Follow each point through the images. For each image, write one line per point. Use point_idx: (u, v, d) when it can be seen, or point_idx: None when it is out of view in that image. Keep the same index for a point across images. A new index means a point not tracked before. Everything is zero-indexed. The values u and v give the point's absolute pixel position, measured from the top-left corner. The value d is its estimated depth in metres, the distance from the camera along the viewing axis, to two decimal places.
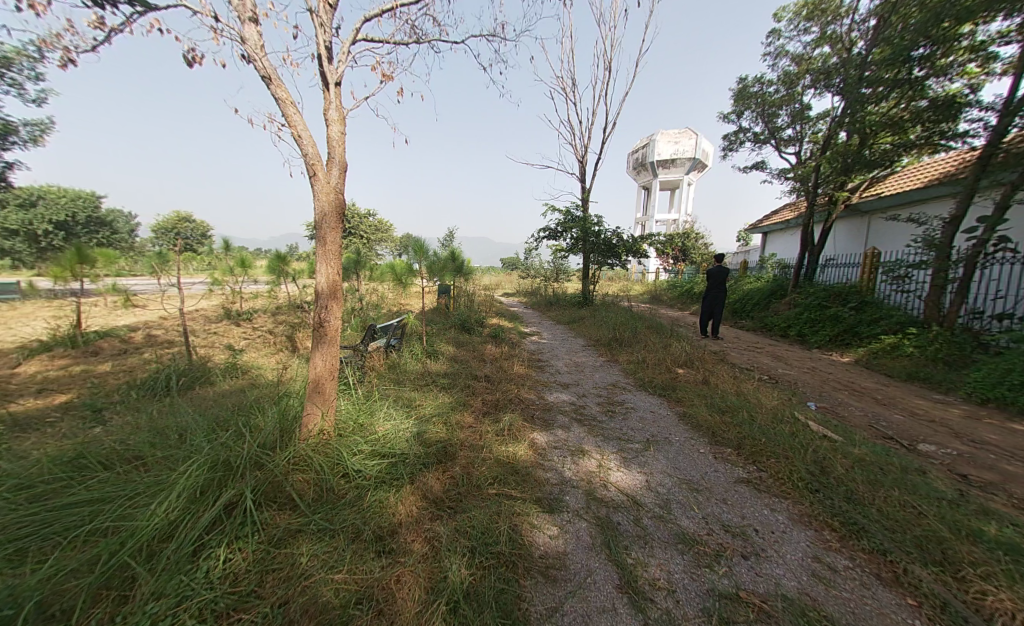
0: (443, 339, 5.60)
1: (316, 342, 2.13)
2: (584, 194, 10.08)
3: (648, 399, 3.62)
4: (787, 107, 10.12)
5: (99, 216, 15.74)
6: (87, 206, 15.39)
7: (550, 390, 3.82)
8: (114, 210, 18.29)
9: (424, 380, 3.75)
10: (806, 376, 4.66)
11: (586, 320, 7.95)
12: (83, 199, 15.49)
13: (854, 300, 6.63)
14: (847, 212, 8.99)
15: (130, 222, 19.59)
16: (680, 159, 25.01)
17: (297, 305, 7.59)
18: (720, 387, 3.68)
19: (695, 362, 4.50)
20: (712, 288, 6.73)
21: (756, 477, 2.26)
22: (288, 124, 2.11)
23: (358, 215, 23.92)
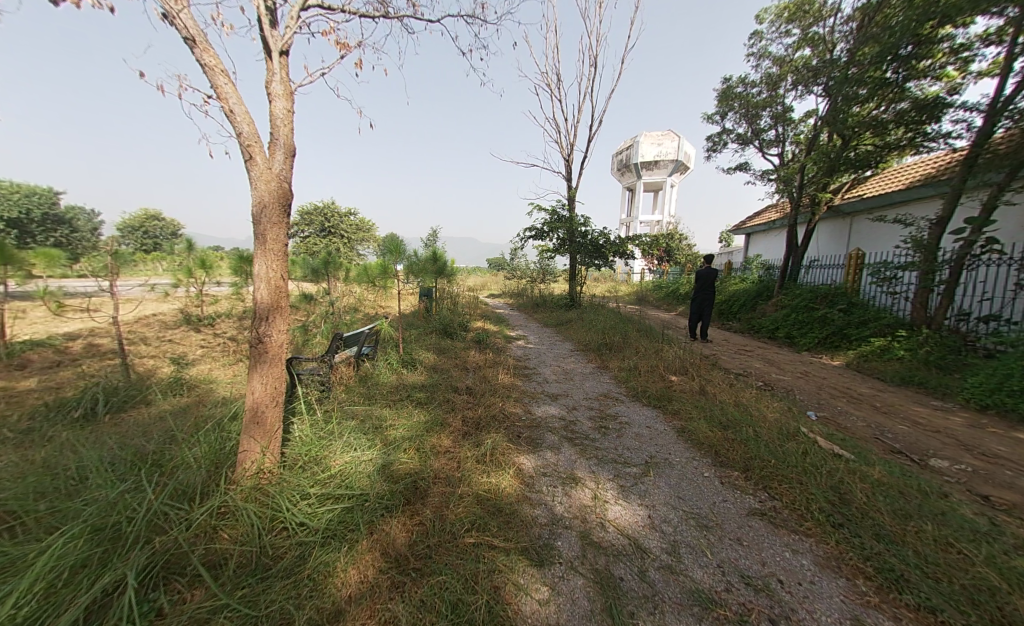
0: (423, 346, 5.22)
1: (253, 360, 1.76)
2: (571, 194, 9.83)
3: (643, 411, 3.35)
4: (770, 109, 10.14)
5: (56, 213, 14.63)
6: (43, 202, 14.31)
7: (537, 403, 3.50)
8: (74, 208, 17.12)
9: (397, 395, 3.37)
10: (802, 381, 4.49)
11: (573, 323, 7.68)
12: (37, 194, 14.37)
13: (841, 301, 6.57)
14: (830, 213, 9.02)
15: (91, 219, 18.35)
16: (664, 161, 25.18)
17: None
18: (718, 398, 3.44)
19: (688, 369, 4.26)
20: (700, 290, 6.55)
21: (771, 510, 1.99)
22: (218, 98, 1.75)
23: (338, 214, 23.14)
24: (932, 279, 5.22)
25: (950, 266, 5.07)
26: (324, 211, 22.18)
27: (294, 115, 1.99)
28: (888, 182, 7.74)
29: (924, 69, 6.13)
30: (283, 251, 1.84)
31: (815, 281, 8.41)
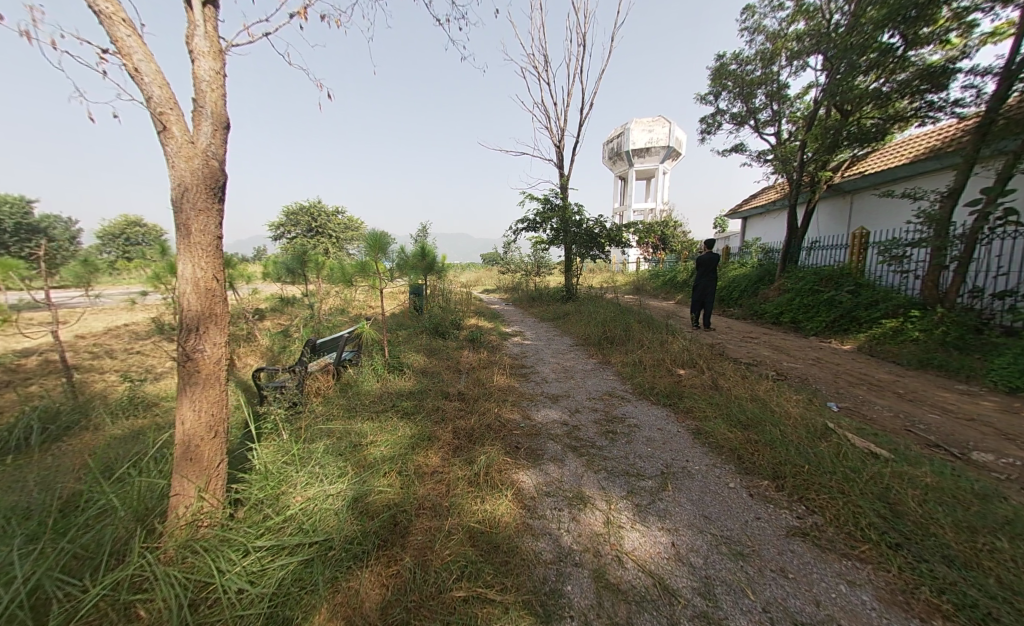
0: (412, 348, 4.89)
1: (179, 381, 1.43)
2: (563, 182, 9.45)
3: (652, 411, 3.05)
4: (764, 87, 9.83)
5: (31, 222, 14.04)
6: (16, 211, 13.71)
7: (536, 406, 3.20)
8: (51, 216, 16.51)
9: (380, 406, 3.02)
10: (817, 369, 4.22)
11: (571, 316, 7.37)
12: (9, 204, 13.76)
13: (847, 282, 6.33)
14: (829, 192, 8.76)
15: (67, 228, 17.63)
16: (655, 148, 24.81)
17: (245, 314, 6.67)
18: (733, 392, 3.15)
19: (696, 361, 3.97)
20: (702, 276, 6.27)
21: (814, 528, 1.70)
22: (118, 53, 1.39)
23: (325, 213, 22.55)
24: (945, 255, 4.97)
25: (964, 240, 4.82)
26: (310, 211, 21.61)
27: (224, 79, 1.63)
28: (890, 156, 7.48)
29: (926, 37, 5.84)
30: (214, 247, 1.50)
31: (817, 262, 8.15)
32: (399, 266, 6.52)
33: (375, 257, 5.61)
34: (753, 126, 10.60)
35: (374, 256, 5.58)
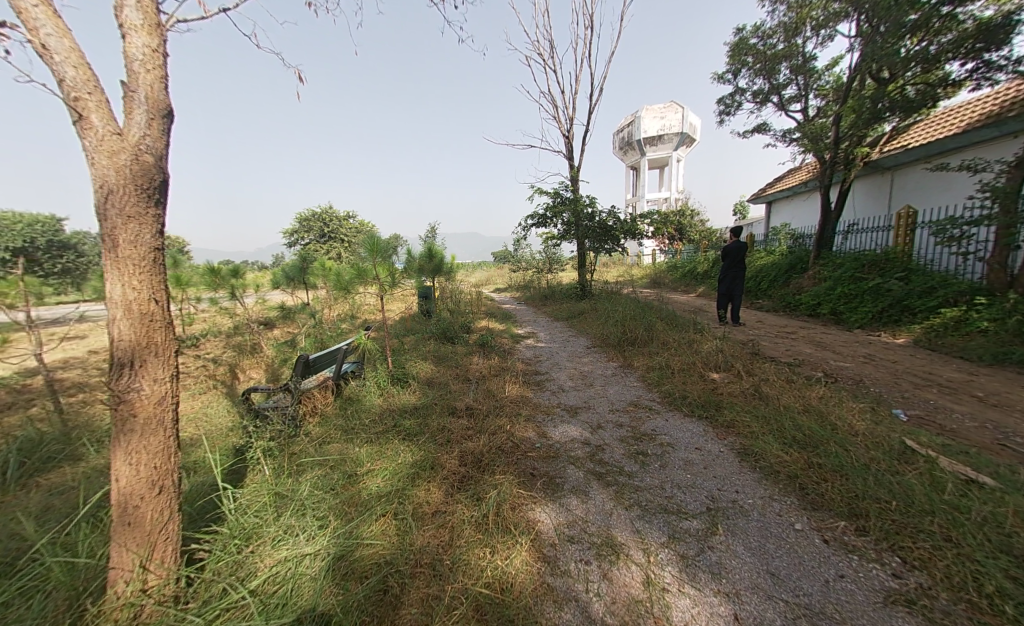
0: (420, 357, 4.63)
1: (112, 428, 1.17)
2: (573, 174, 9.04)
3: (686, 426, 2.68)
4: (788, 61, 9.15)
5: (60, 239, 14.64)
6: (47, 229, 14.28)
7: (554, 422, 2.87)
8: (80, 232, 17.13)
9: (381, 426, 2.74)
10: (871, 369, 3.73)
11: (587, 315, 6.99)
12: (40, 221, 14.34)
13: (894, 268, 5.73)
14: (865, 170, 8.06)
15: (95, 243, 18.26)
16: (668, 135, 23.94)
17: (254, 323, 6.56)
18: (781, 401, 2.73)
19: (732, 364, 3.55)
20: (728, 267, 5.77)
21: (921, 594, 1.31)
22: (24, 27, 1.13)
23: (337, 218, 22.72)
24: (1014, 234, 4.36)
25: None
26: (322, 217, 21.81)
27: (164, 58, 1.36)
28: (940, 126, 6.74)
29: None
30: (151, 259, 1.22)
31: (856, 246, 7.46)
32: (405, 268, 6.29)
33: (374, 261, 5.38)
34: (776, 104, 9.91)
35: (373, 260, 5.35)
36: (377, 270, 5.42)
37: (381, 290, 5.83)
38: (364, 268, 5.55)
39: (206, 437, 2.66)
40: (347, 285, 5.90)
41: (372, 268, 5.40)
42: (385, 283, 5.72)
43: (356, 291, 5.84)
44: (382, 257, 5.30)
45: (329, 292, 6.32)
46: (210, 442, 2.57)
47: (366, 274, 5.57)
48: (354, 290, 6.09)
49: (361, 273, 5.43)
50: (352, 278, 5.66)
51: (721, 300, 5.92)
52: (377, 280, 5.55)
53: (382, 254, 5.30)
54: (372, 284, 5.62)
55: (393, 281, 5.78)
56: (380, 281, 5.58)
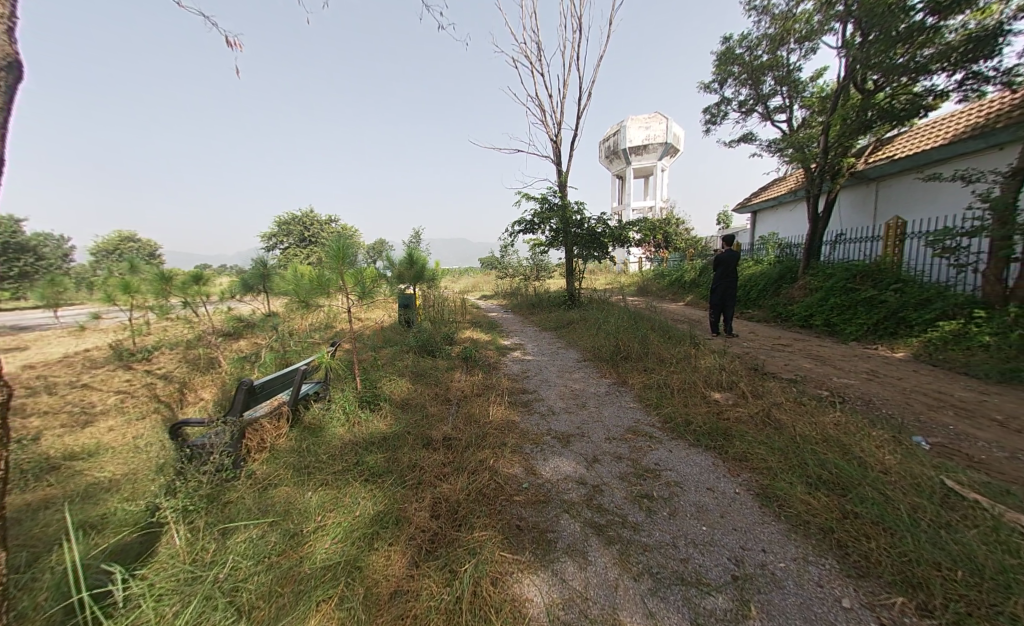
0: (397, 374, 4.22)
1: None
2: (562, 179, 8.79)
3: (694, 459, 2.36)
4: (773, 72, 9.22)
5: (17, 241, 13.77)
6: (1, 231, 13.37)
7: (544, 454, 2.51)
8: (38, 233, 16.11)
9: (341, 461, 2.33)
10: (878, 387, 3.52)
11: (576, 325, 6.69)
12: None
13: (886, 279, 5.65)
14: (850, 181, 8.11)
15: (56, 245, 17.23)
16: (653, 144, 24.25)
17: (216, 333, 6.02)
18: (796, 430, 2.45)
19: (736, 384, 3.28)
20: (722, 277, 5.55)
21: None
22: None
23: (318, 221, 22.06)
24: (1011, 247, 4.29)
25: None
26: (302, 220, 21.12)
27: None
28: (925, 139, 6.79)
29: (959, 6, 5.27)
30: None
31: (843, 257, 7.42)
32: (376, 276, 5.78)
33: (340, 269, 4.87)
34: (762, 114, 9.98)
35: (338, 268, 4.85)
36: (342, 278, 4.87)
37: (349, 301, 5.30)
38: (320, 281, 4.89)
39: (128, 481, 2.20)
40: (306, 297, 5.27)
41: (335, 277, 4.85)
42: (353, 293, 5.21)
43: (317, 305, 5.24)
44: (348, 264, 4.77)
45: (286, 306, 5.64)
46: (131, 488, 2.11)
47: (321, 288, 4.90)
48: (315, 303, 5.44)
49: (319, 282, 4.86)
50: (310, 289, 5.02)
51: (716, 309, 5.70)
52: (348, 288, 5.08)
53: (347, 260, 4.77)
54: (338, 295, 5.08)
55: (365, 290, 5.30)
56: (350, 290, 5.09)
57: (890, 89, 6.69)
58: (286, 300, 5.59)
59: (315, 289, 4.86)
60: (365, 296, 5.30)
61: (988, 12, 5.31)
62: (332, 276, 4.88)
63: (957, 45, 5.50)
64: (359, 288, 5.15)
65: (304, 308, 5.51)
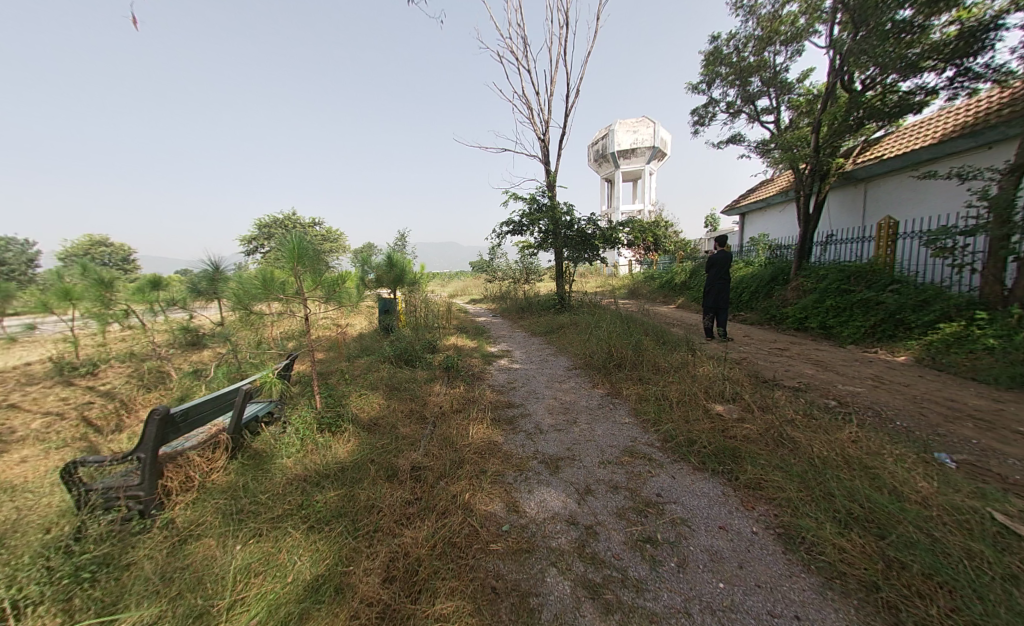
0: (369, 389, 3.85)
1: None
2: (550, 179, 8.53)
3: (700, 487, 2.04)
4: (761, 73, 9.17)
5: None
6: None
7: (527, 485, 2.16)
8: (2, 237, 15.24)
9: (283, 503, 1.94)
10: (887, 395, 3.29)
11: (566, 330, 6.38)
12: None
13: (880, 280, 5.50)
14: (839, 181, 8.04)
15: (24, 250, 16.36)
16: (641, 148, 24.31)
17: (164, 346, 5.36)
18: (814, 451, 2.16)
19: (740, 395, 2.99)
20: (715, 278, 5.29)
21: None
22: None
23: (303, 225, 21.43)
24: (1011, 245, 4.14)
25: None
26: (285, 223, 20.51)
27: None
28: (914, 138, 6.74)
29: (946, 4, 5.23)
30: None
31: (835, 258, 7.30)
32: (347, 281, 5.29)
33: (297, 270, 4.28)
34: (750, 115, 9.92)
35: (293, 268, 4.25)
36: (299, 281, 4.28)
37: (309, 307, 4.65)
38: (269, 284, 4.24)
39: (14, 531, 1.78)
40: (249, 302, 4.45)
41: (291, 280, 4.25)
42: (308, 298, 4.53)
43: (259, 311, 4.49)
44: (306, 265, 4.29)
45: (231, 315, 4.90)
46: (11, 542, 1.69)
47: (268, 291, 4.25)
48: (259, 311, 4.70)
49: (266, 284, 4.20)
50: (256, 292, 4.31)
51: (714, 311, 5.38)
52: (312, 292, 4.51)
53: (305, 262, 4.23)
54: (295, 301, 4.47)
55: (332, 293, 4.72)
56: (316, 294, 4.56)
57: (878, 88, 6.63)
58: (230, 309, 4.86)
59: (258, 291, 4.19)
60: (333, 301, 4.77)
61: (971, 14, 5.32)
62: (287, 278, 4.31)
63: (945, 43, 5.45)
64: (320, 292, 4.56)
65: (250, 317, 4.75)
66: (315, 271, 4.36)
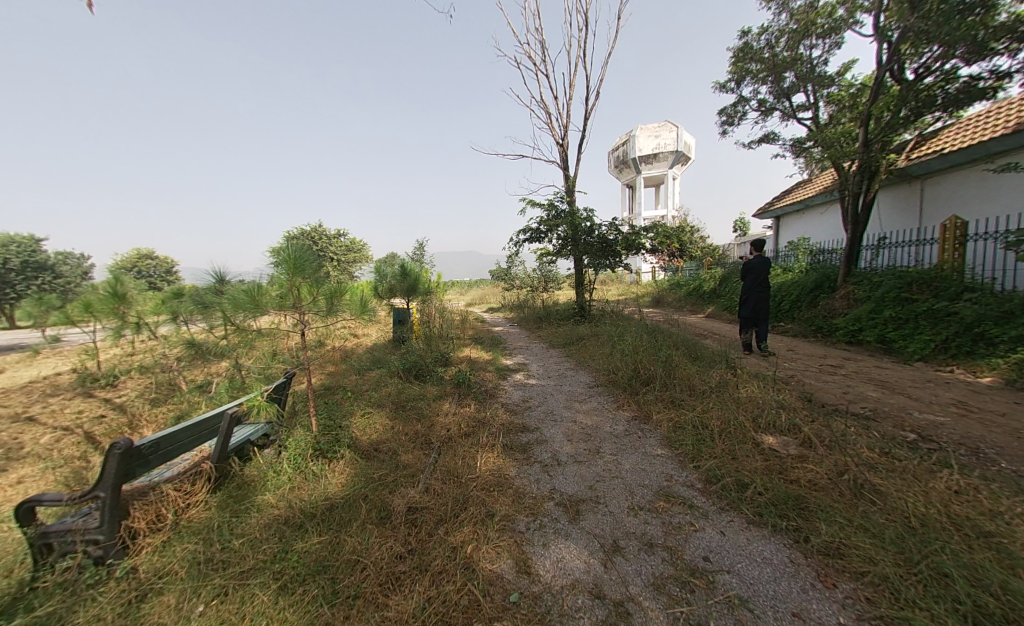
0: (374, 407, 3.61)
1: None
2: (569, 184, 8.23)
3: (759, 550, 1.63)
4: (795, 68, 8.61)
5: (39, 259, 14.12)
6: (24, 251, 13.74)
7: (542, 536, 1.81)
8: (60, 252, 16.52)
9: (257, 552, 1.69)
10: (980, 427, 2.72)
11: (586, 342, 5.99)
12: (19, 242, 13.76)
13: (949, 288, 4.83)
14: (890, 179, 7.31)
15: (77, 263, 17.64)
16: (663, 153, 23.69)
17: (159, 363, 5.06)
18: (907, 507, 1.70)
19: (795, 426, 2.53)
20: (752, 286, 4.76)
21: None
22: None
23: (328, 236, 22.06)
24: None
25: None
26: (311, 234, 21.20)
27: None
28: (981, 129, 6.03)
29: None
30: None
31: (890, 263, 6.56)
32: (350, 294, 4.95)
33: (297, 282, 3.98)
34: (783, 112, 9.31)
35: (287, 277, 3.95)
36: (294, 293, 3.97)
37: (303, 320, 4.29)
38: (255, 296, 3.88)
39: None
40: (236, 315, 4.01)
41: (285, 291, 3.91)
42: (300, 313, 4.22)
43: (247, 326, 4.04)
44: (306, 275, 3.98)
45: (216, 332, 4.37)
46: None
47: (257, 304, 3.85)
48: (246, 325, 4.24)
49: (256, 299, 3.84)
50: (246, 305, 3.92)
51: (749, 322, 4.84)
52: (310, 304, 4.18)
53: (304, 272, 3.97)
54: (291, 313, 4.12)
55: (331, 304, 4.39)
56: (314, 307, 4.22)
57: (937, 75, 5.98)
58: (222, 325, 4.41)
59: (246, 306, 3.82)
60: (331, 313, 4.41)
61: None
62: (281, 289, 3.98)
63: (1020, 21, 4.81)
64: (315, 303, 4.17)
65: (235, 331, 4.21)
66: (314, 282, 4.11)
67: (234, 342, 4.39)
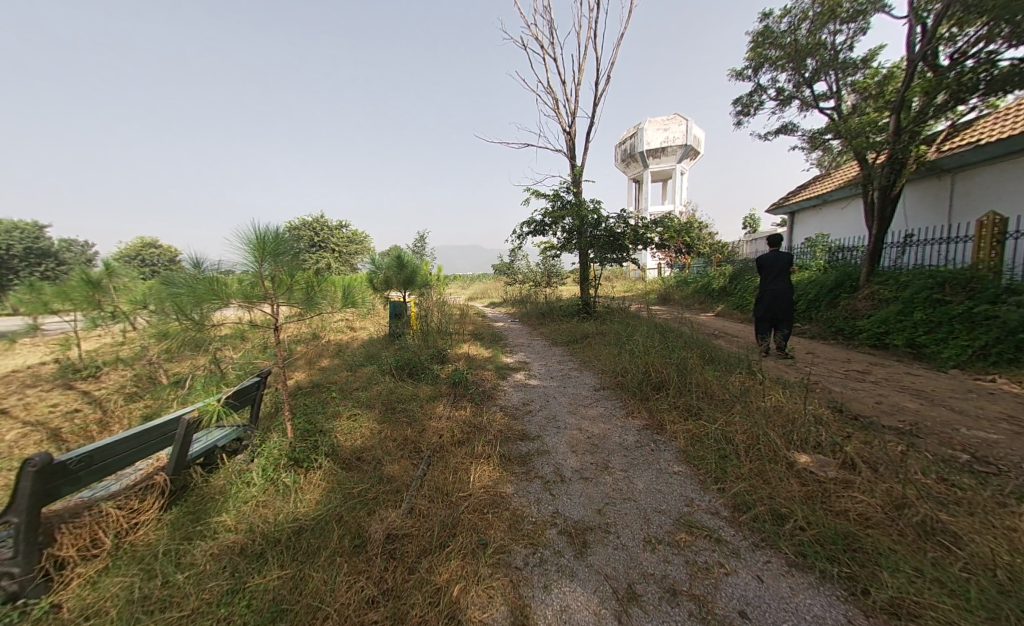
0: (362, 409, 3.32)
1: None
2: (576, 174, 7.86)
3: (807, 606, 1.33)
4: (817, 54, 8.13)
5: (41, 247, 14.10)
6: (26, 237, 13.71)
7: (543, 577, 1.52)
8: (64, 239, 16.52)
9: (202, 591, 1.41)
10: None
11: (591, 340, 5.68)
12: (21, 229, 13.73)
13: (986, 289, 4.48)
14: (918, 173, 6.89)
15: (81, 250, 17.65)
16: (672, 147, 23.10)
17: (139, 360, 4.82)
18: (989, 556, 1.40)
19: (834, 444, 2.22)
20: (769, 282, 4.44)
21: None
22: None
23: (329, 227, 21.81)
24: None
25: None
26: (312, 225, 20.99)
27: None
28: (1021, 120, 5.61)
29: None
30: None
31: (916, 262, 6.18)
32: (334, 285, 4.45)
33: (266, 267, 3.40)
34: (803, 102, 8.85)
35: (257, 263, 3.41)
36: (264, 282, 3.42)
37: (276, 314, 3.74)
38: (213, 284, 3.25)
39: None
40: (189, 307, 3.39)
41: (254, 279, 3.35)
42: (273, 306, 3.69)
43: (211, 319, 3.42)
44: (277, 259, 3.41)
45: (175, 326, 3.76)
46: None
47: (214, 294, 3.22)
48: (210, 318, 3.67)
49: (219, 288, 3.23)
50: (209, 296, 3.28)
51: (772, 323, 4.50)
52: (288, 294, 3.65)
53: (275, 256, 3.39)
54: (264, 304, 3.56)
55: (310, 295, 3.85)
56: (290, 298, 3.68)
57: (975, 59, 5.56)
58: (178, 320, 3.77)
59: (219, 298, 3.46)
60: (310, 305, 3.89)
61: None
62: (248, 278, 3.43)
63: None
64: (292, 294, 3.63)
65: (196, 328, 3.63)
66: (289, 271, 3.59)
67: (201, 338, 3.85)
